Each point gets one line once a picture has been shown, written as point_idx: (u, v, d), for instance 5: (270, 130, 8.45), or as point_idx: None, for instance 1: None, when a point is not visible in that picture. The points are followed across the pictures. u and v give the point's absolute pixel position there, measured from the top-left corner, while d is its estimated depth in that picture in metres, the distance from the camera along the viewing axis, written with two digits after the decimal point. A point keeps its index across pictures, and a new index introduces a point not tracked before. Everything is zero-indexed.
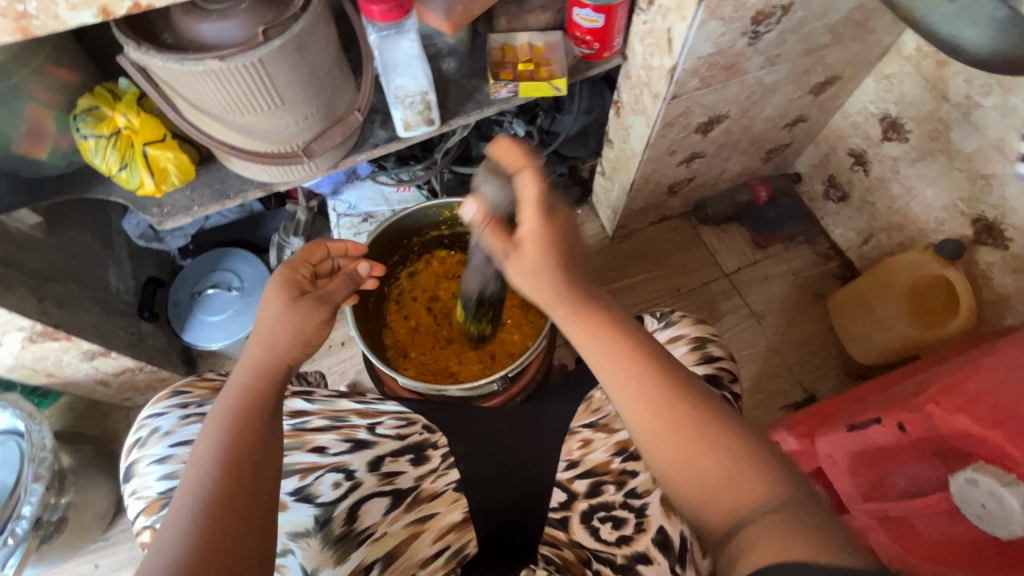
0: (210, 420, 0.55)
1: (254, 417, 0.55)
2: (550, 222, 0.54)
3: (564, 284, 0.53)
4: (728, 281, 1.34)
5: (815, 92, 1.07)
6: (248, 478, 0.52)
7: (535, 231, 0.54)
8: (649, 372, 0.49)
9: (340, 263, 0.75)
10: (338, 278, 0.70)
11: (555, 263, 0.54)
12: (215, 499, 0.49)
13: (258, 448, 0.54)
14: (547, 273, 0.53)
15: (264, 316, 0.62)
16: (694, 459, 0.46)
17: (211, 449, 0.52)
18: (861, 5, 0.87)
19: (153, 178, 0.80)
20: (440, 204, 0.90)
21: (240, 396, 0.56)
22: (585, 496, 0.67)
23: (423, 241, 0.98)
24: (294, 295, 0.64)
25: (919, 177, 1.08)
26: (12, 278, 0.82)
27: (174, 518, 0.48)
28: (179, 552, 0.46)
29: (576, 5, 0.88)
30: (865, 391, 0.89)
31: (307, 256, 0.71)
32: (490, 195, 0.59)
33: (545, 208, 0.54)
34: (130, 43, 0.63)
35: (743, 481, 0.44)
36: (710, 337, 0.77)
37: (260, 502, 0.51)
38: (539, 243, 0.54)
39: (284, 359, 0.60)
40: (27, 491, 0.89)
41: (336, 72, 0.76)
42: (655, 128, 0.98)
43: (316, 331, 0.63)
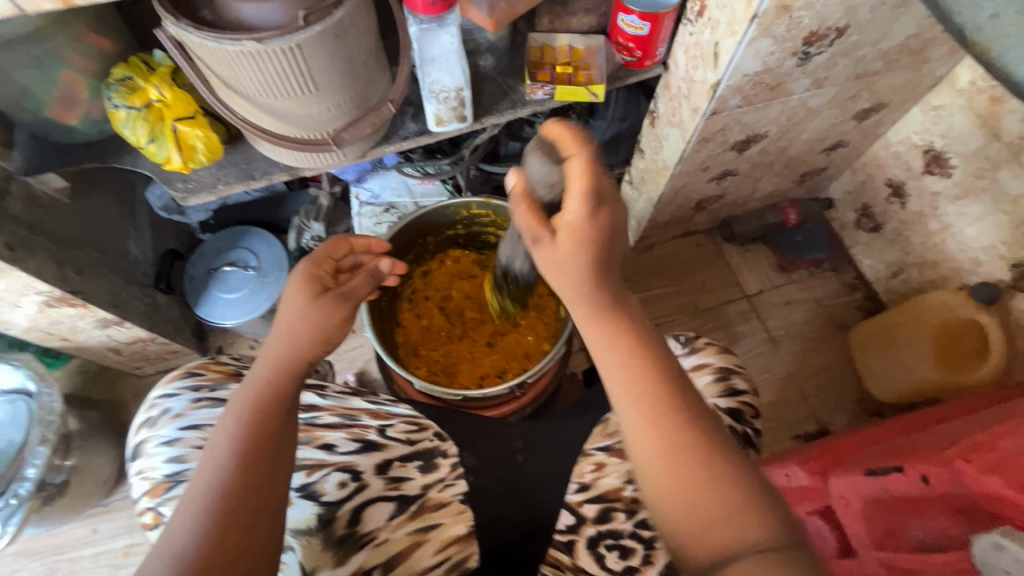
0: (228, 410, 0.56)
1: (271, 411, 0.56)
2: (595, 216, 0.50)
3: (592, 287, 0.52)
4: (748, 303, 1.31)
5: (859, 118, 1.04)
6: (262, 475, 0.53)
7: (576, 225, 0.50)
8: (656, 400, 0.50)
9: (362, 259, 0.73)
10: (360, 274, 0.68)
11: (587, 259, 0.51)
12: (228, 493, 0.51)
13: (272, 446, 0.54)
14: (574, 267, 0.51)
15: (287, 312, 0.61)
16: (694, 492, 0.48)
17: (227, 440, 0.53)
18: (919, 33, 0.83)
19: (181, 154, 0.79)
20: (458, 203, 0.89)
21: (259, 392, 0.56)
22: (593, 522, 0.66)
23: (438, 240, 0.97)
24: (317, 292, 0.63)
25: (959, 215, 1.04)
26: (35, 243, 0.82)
27: (187, 507, 0.50)
28: (192, 545, 0.48)
29: (621, 10, 0.85)
30: (885, 433, 0.87)
31: (330, 252, 0.69)
32: (534, 171, 0.52)
33: (593, 197, 0.50)
34: (169, 17, 0.62)
35: (733, 517, 0.47)
36: (735, 369, 0.75)
37: (272, 499, 0.53)
38: (575, 237, 0.50)
39: (308, 352, 0.60)
40: (33, 453, 0.90)
41: (373, 61, 0.75)
42: (691, 143, 0.96)
43: (337, 327, 0.62)
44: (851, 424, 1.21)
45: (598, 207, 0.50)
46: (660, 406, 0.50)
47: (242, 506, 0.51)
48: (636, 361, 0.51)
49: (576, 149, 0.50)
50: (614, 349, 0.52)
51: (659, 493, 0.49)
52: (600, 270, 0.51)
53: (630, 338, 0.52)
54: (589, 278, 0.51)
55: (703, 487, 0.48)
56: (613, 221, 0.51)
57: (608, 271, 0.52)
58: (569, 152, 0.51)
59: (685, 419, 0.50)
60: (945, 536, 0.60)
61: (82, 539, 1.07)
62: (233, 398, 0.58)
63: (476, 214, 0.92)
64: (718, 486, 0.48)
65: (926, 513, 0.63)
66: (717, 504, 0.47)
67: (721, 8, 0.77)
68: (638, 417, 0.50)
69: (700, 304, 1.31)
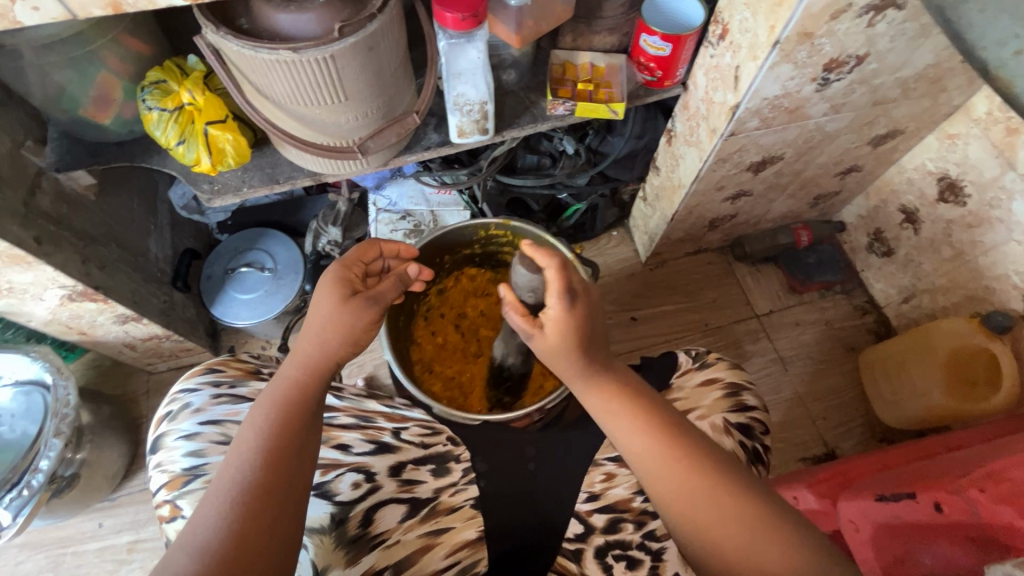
0: (256, 408, 0.57)
1: (297, 413, 0.57)
2: (572, 309, 0.57)
3: (582, 367, 0.59)
4: (758, 323, 1.32)
5: (874, 144, 1.05)
6: (287, 473, 0.54)
7: (557, 318, 0.57)
8: (666, 449, 0.56)
9: (390, 264, 0.74)
10: (388, 278, 0.68)
11: (574, 348, 0.58)
12: (254, 490, 0.52)
13: (294, 448, 0.55)
14: (566, 356, 0.58)
15: (318, 311, 0.62)
16: (710, 533, 0.52)
17: (255, 437, 0.55)
18: (937, 63, 0.85)
19: (210, 157, 0.81)
20: (477, 223, 0.89)
21: (288, 390, 0.58)
22: (602, 531, 0.67)
23: (455, 259, 0.97)
24: (346, 295, 0.63)
25: (972, 243, 1.05)
26: (61, 238, 0.83)
27: (212, 501, 0.51)
28: (214, 539, 0.49)
29: (644, 31, 0.87)
30: (896, 459, 0.86)
31: (360, 256, 0.70)
32: (520, 277, 0.59)
33: (567, 296, 0.57)
34: (209, 25, 0.65)
35: (754, 542, 0.51)
36: (745, 385, 0.75)
37: (294, 500, 0.53)
38: (558, 329, 0.57)
39: (333, 356, 0.61)
40: (47, 445, 0.91)
41: (401, 72, 0.76)
42: (708, 162, 0.97)
43: (366, 331, 0.63)
44: (859, 448, 1.21)
45: (573, 298, 0.58)
46: (674, 451, 0.55)
47: (269, 502, 0.52)
48: (643, 425, 0.57)
49: (548, 258, 0.57)
50: (616, 411, 0.58)
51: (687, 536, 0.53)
52: (587, 351, 0.58)
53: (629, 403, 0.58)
54: (580, 357, 0.58)
55: (727, 522, 0.52)
56: (586, 313, 0.58)
57: (598, 352, 0.59)
58: (543, 259, 0.57)
59: (692, 467, 0.54)
60: (957, 565, 0.58)
61: (88, 532, 1.08)
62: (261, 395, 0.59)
63: (494, 235, 0.93)
64: (744, 517, 0.52)
65: (934, 541, 0.63)
66: (743, 534, 0.51)
67: (744, 33, 0.78)
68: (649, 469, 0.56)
69: (710, 322, 1.32)
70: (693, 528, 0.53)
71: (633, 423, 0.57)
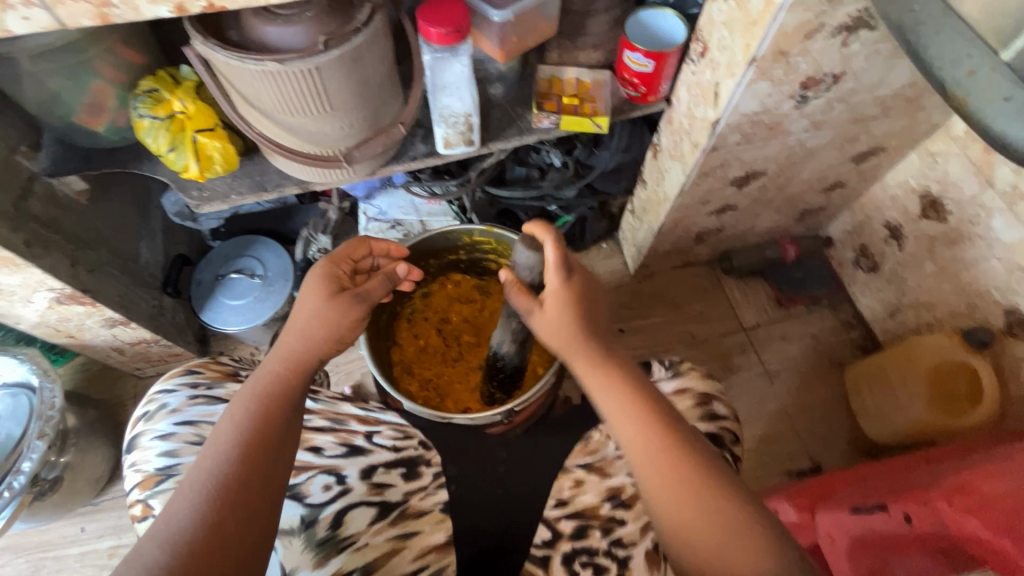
0: (235, 401, 0.58)
1: (278, 405, 0.58)
2: (571, 284, 0.63)
3: (582, 342, 0.63)
4: (746, 335, 1.32)
5: (857, 160, 1.06)
6: (265, 468, 0.55)
7: (558, 291, 0.63)
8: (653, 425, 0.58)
9: (379, 262, 0.75)
10: (377, 276, 0.70)
11: (570, 320, 0.63)
12: (229, 483, 0.52)
13: (274, 441, 0.56)
14: (567, 327, 0.63)
15: (303, 308, 0.64)
16: (690, 514, 0.54)
17: (233, 429, 0.56)
18: (913, 83, 0.87)
19: (198, 164, 0.82)
20: (462, 229, 0.91)
21: (270, 384, 0.59)
22: (569, 537, 0.66)
23: (439, 263, 0.99)
24: (334, 291, 0.66)
25: (953, 259, 1.06)
26: (51, 241, 0.85)
27: (187, 491, 0.52)
28: (188, 531, 0.50)
29: (627, 48, 0.89)
30: (874, 472, 0.87)
31: (351, 252, 0.71)
32: (519, 257, 0.63)
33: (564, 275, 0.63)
34: (198, 37, 0.67)
35: (728, 532, 0.52)
36: (717, 395, 0.76)
37: (271, 491, 0.54)
38: (558, 302, 0.63)
39: (316, 353, 0.62)
40: (30, 447, 0.91)
41: (387, 84, 0.78)
42: (690, 175, 0.98)
43: (349, 329, 0.65)
44: (844, 462, 1.21)
45: (571, 274, 0.64)
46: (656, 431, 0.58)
47: (246, 493, 0.53)
48: (635, 403, 0.60)
49: (544, 235, 0.62)
50: (610, 389, 0.61)
51: (664, 516, 0.55)
52: (586, 327, 0.63)
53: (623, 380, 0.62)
54: (578, 331, 0.63)
55: (698, 504, 0.54)
56: (584, 286, 0.64)
57: (595, 336, 0.64)
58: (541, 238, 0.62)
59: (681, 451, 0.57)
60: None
61: (69, 537, 1.07)
62: (242, 389, 0.60)
63: (477, 243, 0.95)
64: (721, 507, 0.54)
65: (910, 552, 0.62)
66: (717, 521, 0.53)
67: (722, 51, 0.80)
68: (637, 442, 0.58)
69: (696, 334, 1.32)
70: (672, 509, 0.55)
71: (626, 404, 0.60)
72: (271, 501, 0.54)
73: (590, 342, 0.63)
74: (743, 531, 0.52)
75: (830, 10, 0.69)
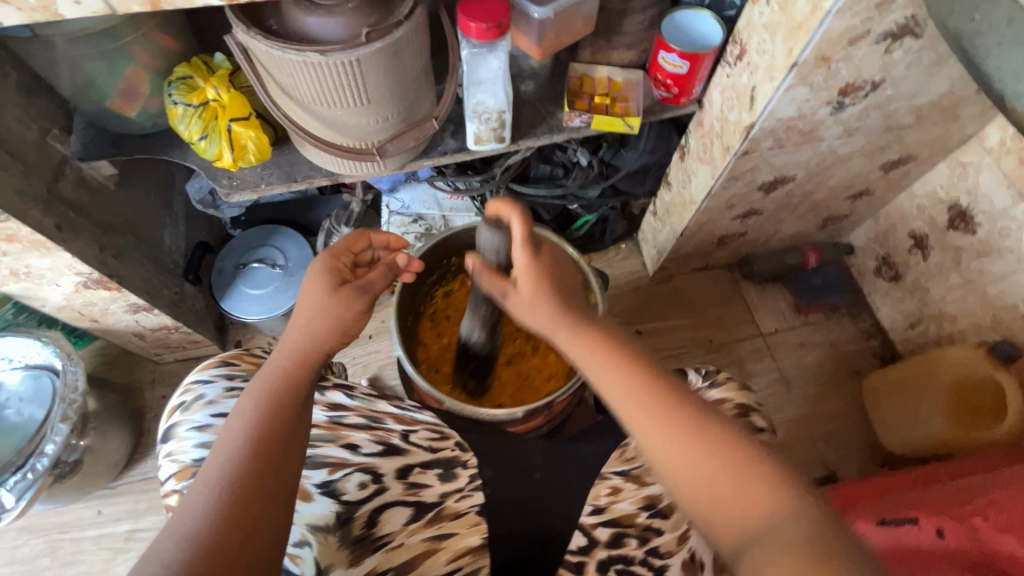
0: (245, 397, 0.58)
1: (286, 397, 0.57)
2: (539, 261, 0.60)
3: (559, 314, 0.58)
4: (763, 341, 1.32)
5: (886, 169, 1.05)
6: (279, 464, 0.54)
7: (526, 267, 0.60)
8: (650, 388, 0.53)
9: (380, 255, 0.74)
10: (378, 267, 0.69)
11: (548, 299, 0.59)
12: (242, 479, 0.52)
13: (285, 433, 0.56)
14: (541, 305, 0.59)
15: (307, 301, 0.63)
16: (701, 479, 0.49)
17: (243, 426, 0.55)
18: (952, 92, 0.85)
19: (232, 152, 0.82)
20: None
21: (277, 376, 0.58)
22: (605, 545, 0.67)
23: (462, 261, 0.98)
24: (336, 284, 0.64)
25: (980, 272, 1.05)
26: (80, 225, 0.85)
27: (201, 489, 0.51)
28: (205, 526, 0.49)
29: (663, 48, 0.88)
30: (896, 484, 0.86)
31: (349, 245, 0.70)
32: (484, 239, 0.62)
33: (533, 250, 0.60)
34: (240, 26, 0.66)
35: (739, 493, 0.48)
36: (754, 406, 0.76)
37: (284, 484, 0.54)
38: (528, 280, 0.59)
39: (321, 344, 0.61)
40: (53, 430, 0.92)
41: (422, 79, 0.78)
42: (720, 179, 0.97)
43: (354, 321, 0.63)
44: (860, 472, 1.20)
45: (539, 251, 0.60)
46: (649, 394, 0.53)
47: (259, 488, 0.52)
48: (630, 376, 0.54)
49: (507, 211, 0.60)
50: (601, 361, 0.56)
51: (679, 483, 0.51)
52: (564, 303, 0.59)
53: (610, 348, 0.56)
54: (555, 312, 0.58)
55: (707, 469, 0.49)
56: (553, 264, 0.61)
57: (574, 303, 0.60)
58: (506, 214, 0.60)
59: (682, 415, 0.52)
60: None
61: (86, 520, 1.08)
62: (251, 383, 0.59)
63: None
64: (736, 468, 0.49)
65: (934, 563, 0.61)
66: (723, 484, 0.49)
67: (761, 54, 0.79)
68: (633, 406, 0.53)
69: (714, 338, 1.32)
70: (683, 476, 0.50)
71: (618, 368, 0.55)
72: (286, 494, 0.54)
73: (570, 314, 0.58)
74: (752, 488, 0.48)
75: (877, 16, 0.68)
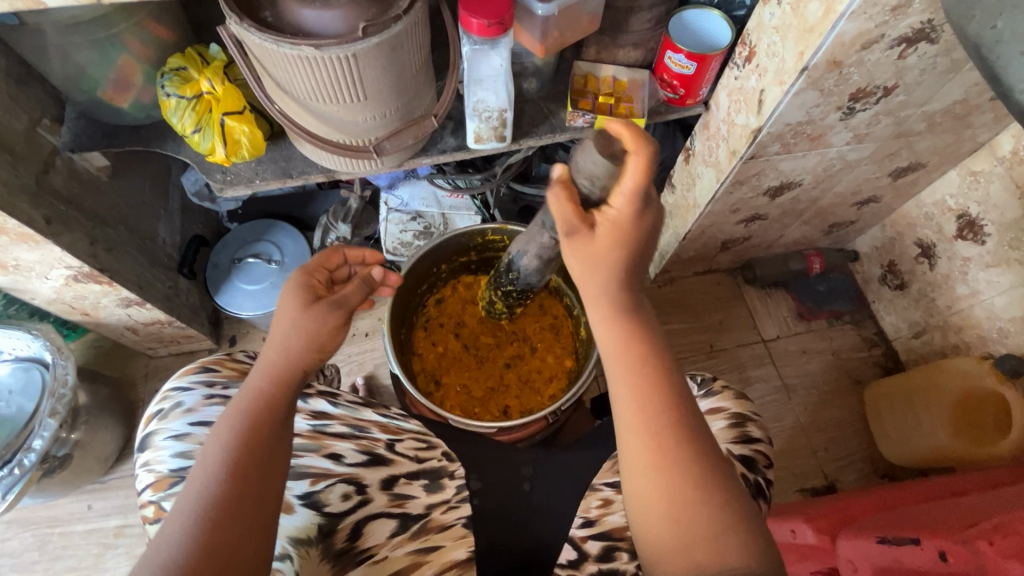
0: (223, 418, 0.56)
1: (264, 419, 0.56)
2: (640, 221, 0.54)
3: (616, 288, 0.56)
4: (764, 348, 1.30)
5: (895, 176, 1.03)
6: (258, 486, 0.53)
7: (615, 224, 0.54)
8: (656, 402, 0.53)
9: (356, 271, 0.72)
10: (355, 281, 0.67)
11: (617, 262, 0.55)
12: (220, 503, 0.51)
13: (265, 456, 0.54)
14: (608, 265, 0.55)
15: (282, 318, 0.61)
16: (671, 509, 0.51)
17: (220, 449, 0.54)
18: (965, 99, 0.83)
19: (225, 147, 0.80)
20: (472, 230, 0.89)
21: (255, 400, 0.57)
22: (595, 559, 0.64)
23: (451, 267, 0.97)
24: (310, 300, 0.63)
25: (988, 283, 1.03)
26: (70, 217, 0.83)
27: (179, 516, 0.50)
28: (181, 554, 0.48)
29: (669, 48, 0.86)
30: (896, 500, 0.85)
31: (323, 262, 0.69)
32: (585, 163, 0.54)
33: (633, 204, 0.54)
34: (233, 17, 0.64)
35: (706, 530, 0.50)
36: (751, 416, 0.74)
37: (264, 510, 0.53)
38: (614, 235, 0.54)
39: (299, 363, 0.59)
40: (41, 424, 0.90)
41: (422, 75, 0.76)
42: (725, 183, 0.95)
43: (331, 336, 0.61)
44: (859, 483, 1.19)
45: (642, 210, 0.54)
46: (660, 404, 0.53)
47: (239, 513, 0.51)
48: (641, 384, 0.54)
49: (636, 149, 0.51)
50: (624, 358, 0.55)
51: (637, 492, 0.53)
52: (627, 277, 0.56)
53: (638, 343, 0.56)
54: (617, 285, 0.56)
55: (685, 498, 0.51)
56: (649, 227, 0.55)
57: (635, 283, 0.57)
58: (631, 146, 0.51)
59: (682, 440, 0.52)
60: None
61: (76, 514, 1.07)
62: (228, 406, 0.58)
63: (490, 240, 0.92)
64: (705, 508, 0.50)
65: None
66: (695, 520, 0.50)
67: (771, 57, 0.77)
68: (635, 412, 0.53)
69: (715, 343, 1.30)
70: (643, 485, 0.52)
71: (637, 368, 0.55)
72: (267, 520, 0.53)
73: (627, 293, 0.56)
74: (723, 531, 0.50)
75: (893, 20, 0.66)
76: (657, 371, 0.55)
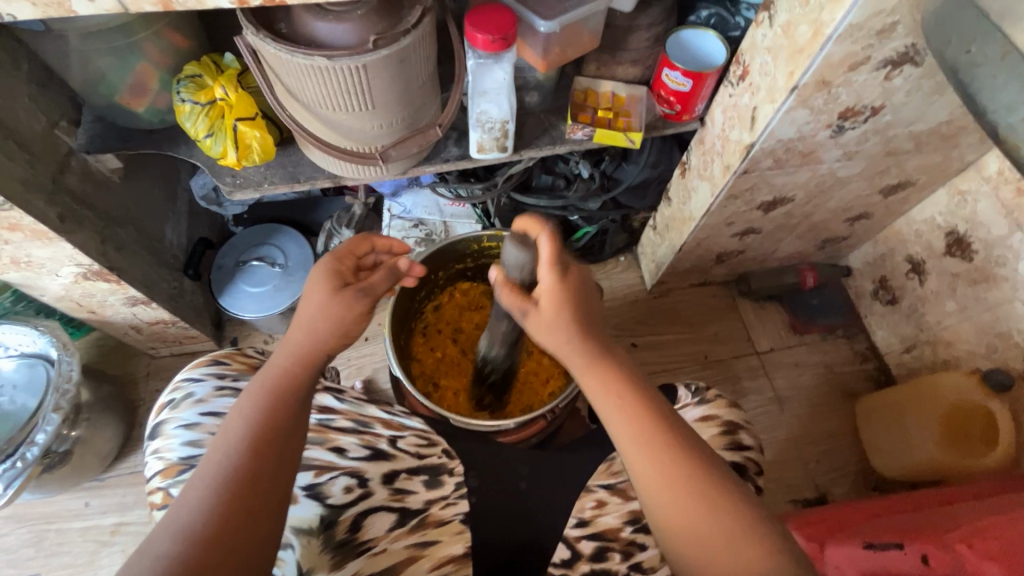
0: (245, 396, 0.58)
1: (285, 399, 0.58)
2: (566, 280, 0.58)
3: (581, 340, 0.57)
4: (759, 360, 1.32)
5: (885, 193, 1.06)
6: (274, 465, 0.54)
7: (552, 290, 0.57)
8: (654, 436, 0.55)
9: (382, 259, 0.73)
10: (380, 271, 0.68)
11: (569, 319, 0.57)
12: (238, 476, 0.52)
13: (284, 435, 0.56)
14: (563, 326, 0.57)
15: (309, 303, 0.62)
16: (694, 525, 0.52)
17: (241, 424, 0.56)
18: (951, 120, 0.86)
19: (237, 151, 0.83)
20: (469, 237, 0.91)
21: (278, 378, 0.59)
22: (589, 558, 0.67)
23: (448, 274, 0.99)
24: (337, 286, 0.64)
25: (976, 298, 1.05)
26: (83, 217, 0.86)
27: (197, 484, 0.52)
28: (199, 522, 0.50)
29: (666, 65, 0.89)
30: (886, 509, 0.86)
31: (352, 249, 0.69)
32: (509, 258, 0.58)
33: (564, 267, 0.58)
34: (250, 27, 0.67)
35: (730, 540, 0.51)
36: (742, 424, 0.76)
37: (281, 487, 0.54)
38: (553, 300, 0.57)
39: (321, 346, 0.61)
40: (44, 419, 0.92)
41: (428, 86, 0.79)
42: (720, 198, 0.98)
43: (355, 322, 0.63)
44: (850, 495, 1.20)
45: (568, 271, 0.58)
46: (656, 438, 0.55)
47: (256, 487, 0.52)
48: (638, 420, 0.55)
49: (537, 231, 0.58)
50: (614, 402, 0.56)
51: (660, 514, 0.53)
52: (586, 329, 0.58)
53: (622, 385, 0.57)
54: (579, 333, 0.57)
55: (700, 512, 0.52)
56: (579, 285, 0.59)
57: (594, 328, 0.59)
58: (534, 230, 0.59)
59: (681, 464, 0.54)
60: None
61: (73, 511, 1.08)
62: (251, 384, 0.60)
63: (487, 247, 0.95)
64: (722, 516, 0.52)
65: None
66: (715, 533, 0.51)
67: (763, 76, 0.80)
68: (635, 452, 0.55)
69: (709, 354, 1.32)
70: (669, 507, 0.53)
71: (626, 409, 0.56)
72: (280, 499, 0.54)
73: (591, 342, 0.58)
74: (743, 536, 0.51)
75: (878, 43, 0.70)
76: (643, 407, 0.56)
